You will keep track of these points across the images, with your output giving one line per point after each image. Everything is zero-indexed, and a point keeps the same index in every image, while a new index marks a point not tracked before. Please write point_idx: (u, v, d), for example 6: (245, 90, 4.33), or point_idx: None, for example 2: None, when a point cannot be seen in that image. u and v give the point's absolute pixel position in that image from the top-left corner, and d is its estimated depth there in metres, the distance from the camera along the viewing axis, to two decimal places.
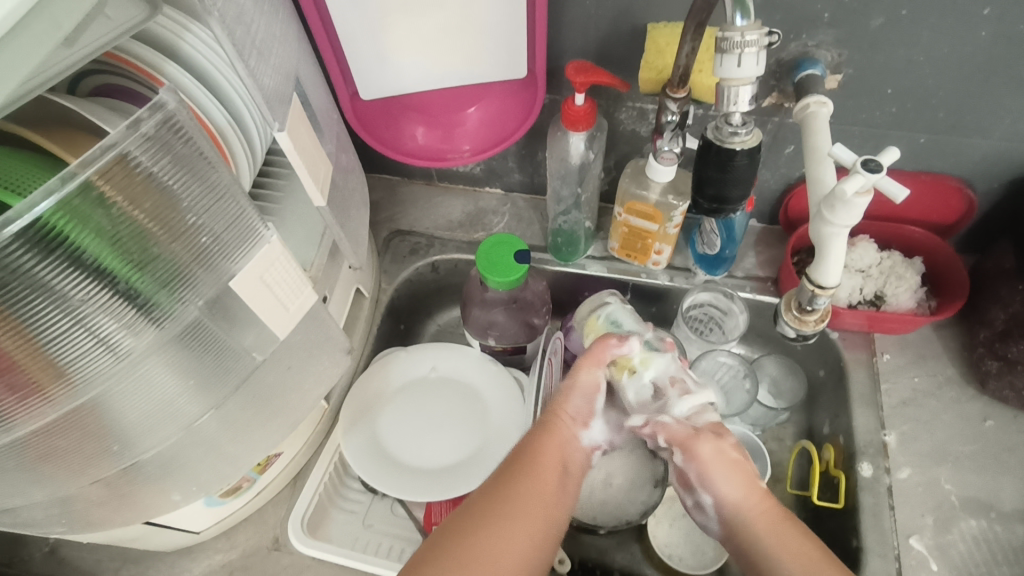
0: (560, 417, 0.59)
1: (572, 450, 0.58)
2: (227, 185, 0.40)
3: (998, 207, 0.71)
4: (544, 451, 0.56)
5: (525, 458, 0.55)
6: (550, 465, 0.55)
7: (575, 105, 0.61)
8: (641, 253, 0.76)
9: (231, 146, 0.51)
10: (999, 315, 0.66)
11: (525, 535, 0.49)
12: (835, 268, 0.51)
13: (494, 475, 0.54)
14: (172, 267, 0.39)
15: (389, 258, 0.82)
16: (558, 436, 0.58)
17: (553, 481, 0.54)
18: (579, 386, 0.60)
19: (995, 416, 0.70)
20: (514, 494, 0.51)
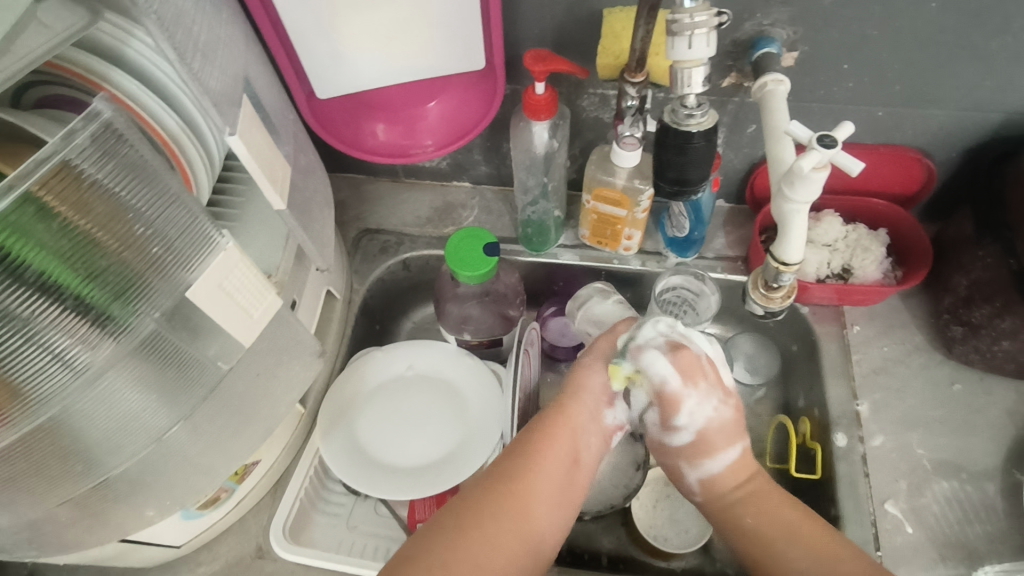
0: (580, 400, 0.61)
1: (586, 440, 0.59)
2: (178, 194, 0.39)
3: (955, 175, 0.72)
4: (556, 441, 0.57)
5: (540, 445, 0.57)
6: (564, 456, 0.57)
7: (535, 93, 0.60)
8: (612, 239, 0.76)
9: (188, 153, 0.51)
10: (962, 281, 0.68)
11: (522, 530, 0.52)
12: (798, 244, 0.51)
13: (502, 462, 0.55)
14: (125, 276, 0.38)
15: (359, 257, 0.81)
16: (580, 422, 0.60)
17: (560, 474, 0.56)
18: (603, 362, 0.62)
19: (963, 380, 0.71)
20: (522, 490, 0.53)
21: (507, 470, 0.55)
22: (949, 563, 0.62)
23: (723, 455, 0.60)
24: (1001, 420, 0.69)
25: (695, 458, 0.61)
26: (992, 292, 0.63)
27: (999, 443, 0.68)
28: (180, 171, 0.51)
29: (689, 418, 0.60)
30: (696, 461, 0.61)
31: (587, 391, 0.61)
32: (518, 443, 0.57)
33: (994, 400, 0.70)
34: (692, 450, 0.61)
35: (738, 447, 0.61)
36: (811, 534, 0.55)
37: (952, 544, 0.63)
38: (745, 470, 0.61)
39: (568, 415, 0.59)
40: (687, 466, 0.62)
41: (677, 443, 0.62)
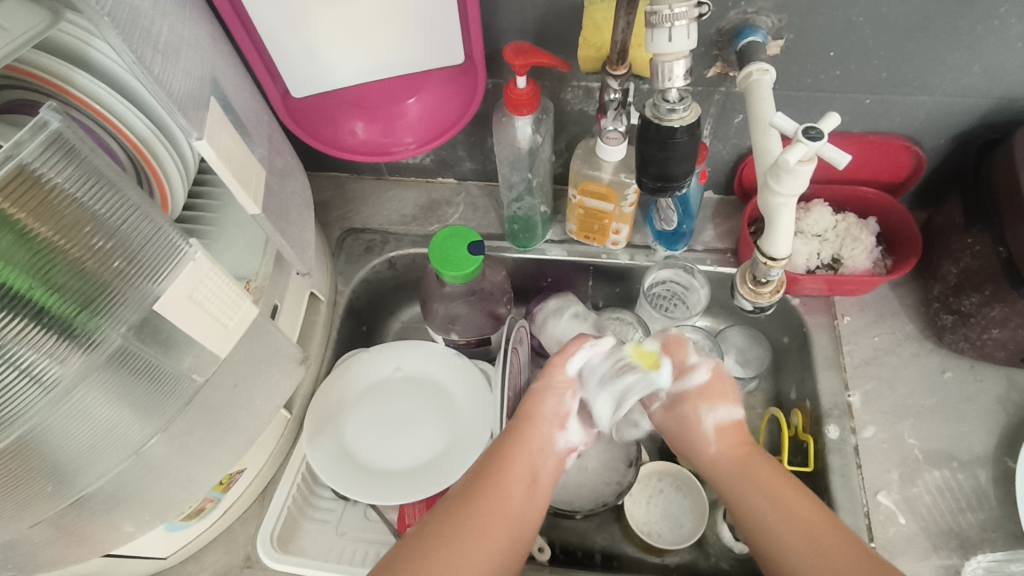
0: (534, 421, 0.59)
1: (544, 459, 0.58)
2: (139, 202, 0.38)
3: (942, 161, 0.71)
4: (515, 460, 0.56)
5: (499, 466, 0.55)
6: (523, 476, 0.55)
7: (516, 88, 0.59)
8: (600, 234, 0.75)
9: (160, 158, 0.49)
10: (951, 270, 0.67)
11: (491, 545, 0.50)
12: (785, 238, 0.50)
13: (459, 488, 0.54)
14: (94, 285, 0.37)
15: (344, 258, 0.80)
16: (536, 441, 0.58)
17: (520, 493, 0.54)
18: (554, 386, 0.62)
19: (953, 367, 0.71)
20: (481, 511, 0.52)
21: (466, 495, 0.53)
22: (942, 553, 0.62)
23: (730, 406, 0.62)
24: (993, 407, 0.68)
25: (702, 401, 0.62)
26: (982, 280, 0.62)
27: (991, 430, 0.67)
28: (153, 175, 0.49)
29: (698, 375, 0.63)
30: (708, 402, 0.62)
31: (541, 413, 0.60)
32: (476, 470, 0.56)
33: (985, 387, 0.70)
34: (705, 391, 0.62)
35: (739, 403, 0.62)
36: (783, 490, 0.54)
37: (945, 534, 0.63)
38: (738, 434, 0.60)
39: (523, 437, 0.57)
40: (706, 406, 0.62)
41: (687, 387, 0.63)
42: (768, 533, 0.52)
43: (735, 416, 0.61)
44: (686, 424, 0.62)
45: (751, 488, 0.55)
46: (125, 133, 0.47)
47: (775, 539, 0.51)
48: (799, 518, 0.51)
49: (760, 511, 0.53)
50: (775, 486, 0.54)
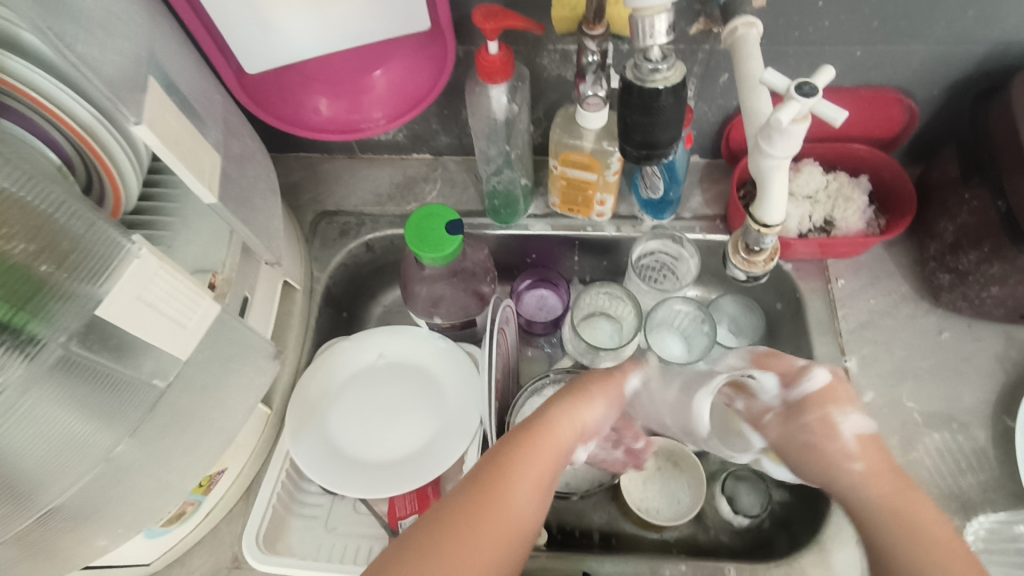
0: (563, 418, 0.52)
1: (562, 456, 0.51)
2: (65, 198, 0.36)
3: (937, 115, 0.69)
4: (535, 451, 0.49)
5: (524, 444, 0.49)
6: (542, 473, 0.48)
7: (489, 54, 0.55)
8: (584, 206, 0.72)
9: (107, 147, 0.45)
10: (948, 227, 0.65)
11: (497, 537, 0.43)
12: (779, 203, 0.47)
13: (468, 479, 0.46)
14: (30, 285, 0.34)
15: (318, 243, 0.76)
16: (557, 438, 0.51)
17: (538, 488, 0.47)
18: (600, 394, 0.56)
19: (951, 327, 0.70)
20: (493, 505, 0.44)
21: (477, 486, 0.45)
22: (944, 516, 0.61)
23: (861, 413, 0.52)
24: (991, 366, 0.67)
25: (829, 409, 0.52)
26: (980, 237, 0.60)
27: (990, 389, 0.66)
28: (102, 166, 0.45)
29: (819, 373, 0.54)
30: (838, 406, 0.52)
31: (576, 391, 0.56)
32: (488, 460, 0.48)
33: (983, 346, 0.68)
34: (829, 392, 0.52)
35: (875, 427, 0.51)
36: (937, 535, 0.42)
37: (946, 496, 0.62)
38: (881, 460, 0.48)
39: (556, 417, 0.52)
40: (833, 411, 0.52)
41: (806, 392, 0.53)
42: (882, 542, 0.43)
43: (872, 427, 0.51)
44: (819, 442, 0.51)
45: (887, 519, 0.44)
46: (66, 122, 0.42)
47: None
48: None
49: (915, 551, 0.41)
50: (929, 527, 0.43)
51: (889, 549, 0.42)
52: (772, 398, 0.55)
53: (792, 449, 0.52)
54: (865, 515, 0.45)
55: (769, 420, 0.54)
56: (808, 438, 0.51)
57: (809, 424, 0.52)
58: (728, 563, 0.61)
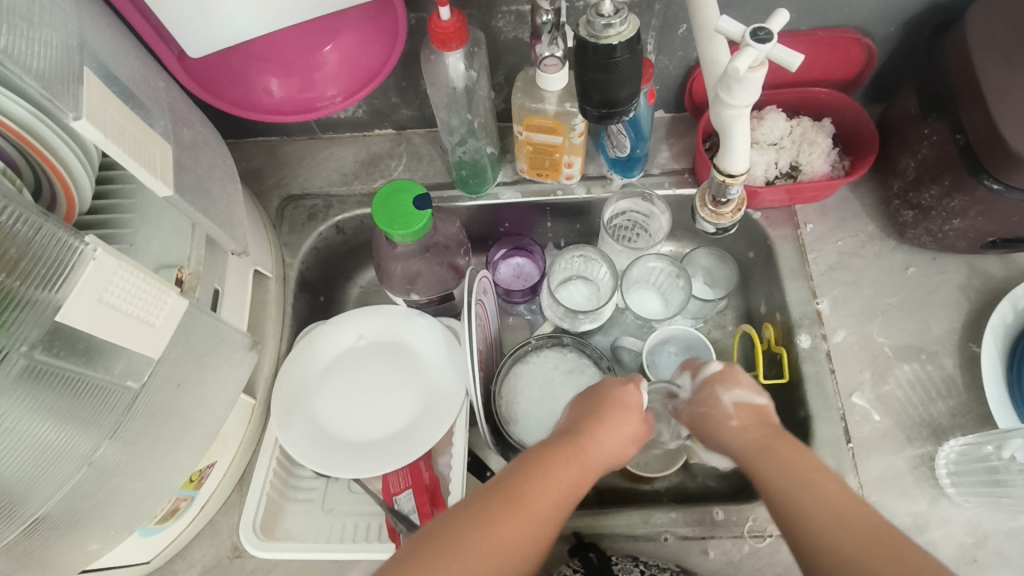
0: (593, 431, 0.58)
1: (589, 462, 0.56)
2: (5, 202, 0.34)
3: (894, 52, 0.69)
4: (560, 458, 0.55)
5: (555, 459, 0.55)
6: (566, 479, 0.54)
7: (441, 20, 0.53)
8: (552, 170, 0.72)
9: (58, 151, 0.43)
10: (910, 164, 0.65)
11: (520, 533, 0.49)
12: (742, 151, 0.47)
13: (496, 479, 0.53)
14: None
15: (287, 228, 0.75)
16: (586, 448, 0.57)
17: (560, 490, 0.53)
18: (628, 407, 0.61)
19: (917, 262, 0.71)
20: (517, 501, 0.50)
21: (503, 484, 0.52)
22: (915, 443, 0.64)
23: (748, 390, 0.59)
24: (956, 296, 0.69)
25: (726, 385, 0.60)
26: (940, 171, 0.61)
27: (955, 319, 0.68)
28: (55, 172, 0.43)
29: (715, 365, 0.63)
30: (729, 382, 0.60)
31: (618, 402, 0.61)
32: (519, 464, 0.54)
33: (948, 278, 0.70)
34: (720, 371, 0.61)
35: (766, 399, 0.59)
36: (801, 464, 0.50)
37: (917, 425, 0.64)
38: (759, 421, 0.57)
39: (593, 433, 0.58)
40: (720, 388, 0.60)
41: (703, 377, 0.62)
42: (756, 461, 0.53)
43: (757, 401, 0.59)
44: (707, 411, 0.59)
45: (757, 451, 0.53)
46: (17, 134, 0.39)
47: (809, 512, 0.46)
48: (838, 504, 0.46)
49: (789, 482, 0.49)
50: (793, 454, 0.52)
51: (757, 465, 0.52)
52: (685, 387, 0.64)
53: (696, 423, 0.60)
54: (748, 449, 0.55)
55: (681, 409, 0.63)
56: (701, 409, 0.60)
57: (702, 399, 0.60)
58: (715, 504, 0.63)
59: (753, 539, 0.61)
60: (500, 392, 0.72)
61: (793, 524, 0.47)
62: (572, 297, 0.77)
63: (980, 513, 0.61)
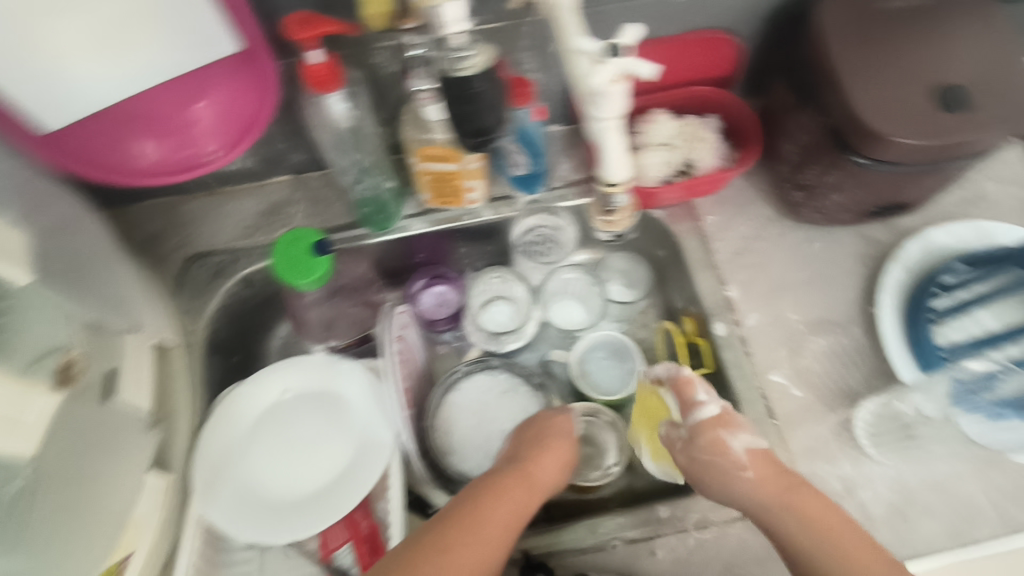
0: (536, 455, 0.58)
1: (536, 485, 0.56)
2: None
3: (760, 46, 0.73)
4: (508, 486, 0.54)
5: (502, 489, 0.54)
6: (513, 505, 0.53)
7: (313, 63, 0.52)
8: (455, 196, 0.71)
9: None
10: (792, 149, 0.68)
11: (473, 563, 0.48)
12: (616, 161, 0.50)
13: (445, 513, 0.52)
14: None
15: (188, 292, 0.72)
16: (531, 472, 0.56)
17: (509, 516, 0.52)
18: (562, 432, 0.61)
19: (814, 238, 0.75)
20: (466, 532, 0.50)
21: (451, 516, 0.51)
22: (837, 411, 0.66)
23: (749, 433, 0.59)
24: (851, 265, 0.73)
25: (720, 432, 0.58)
26: (818, 154, 0.64)
27: (854, 287, 0.72)
28: None
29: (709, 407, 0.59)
30: (727, 429, 0.58)
31: (556, 428, 0.61)
32: (466, 496, 0.54)
33: (841, 249, 0.74)
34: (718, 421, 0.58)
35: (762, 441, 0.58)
36: (836, 526, 0.52)
37: (835, 392, 0.67)
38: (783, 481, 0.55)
39: (537, 459, 0.58)
40: (724, 433, 0.58)
41: (699, 419, 0.59)
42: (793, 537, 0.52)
43: (761, 445, 0.58)
44: (712, 459, 0.57)
45: (783, 513, 0.53)
46: None
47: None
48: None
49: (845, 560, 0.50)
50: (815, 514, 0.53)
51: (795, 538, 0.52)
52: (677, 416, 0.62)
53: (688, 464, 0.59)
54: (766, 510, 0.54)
55: (678, 446, 0.60)
56: (705, 457, 0.58)
57: (706, 449, 0.58)
58: (658, 504, 0.64)
59: (698, 531, 0.62)
60: (433, 426, 0.71)
61: None
62: (495, 318, 0.77)
63: (902, 468, 0.64)
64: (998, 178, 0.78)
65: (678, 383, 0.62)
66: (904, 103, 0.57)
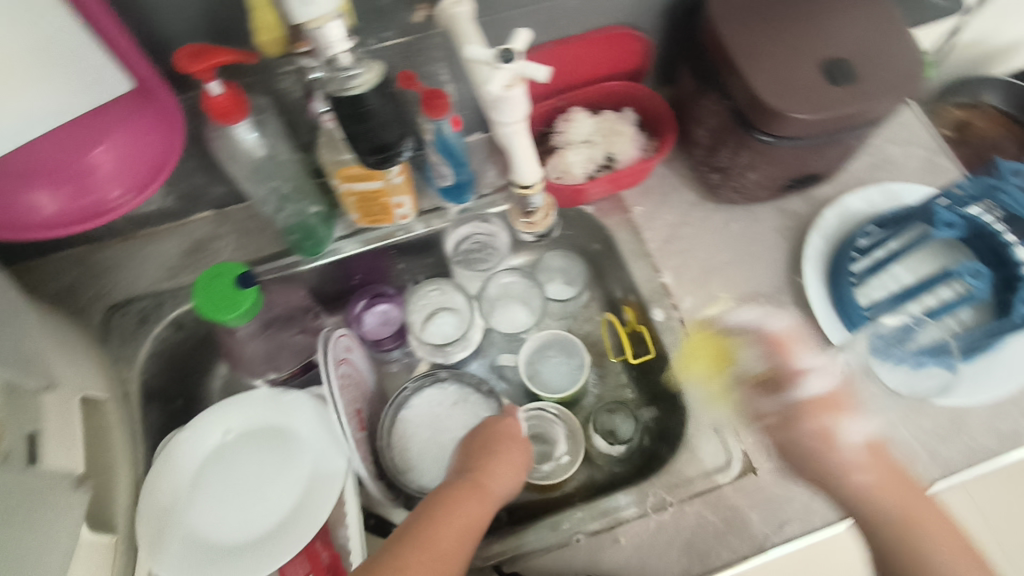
0: (485, 464, 0.58)
1: (487, 494, 0.56)
2: None
3: (664, 38, 0.75)
4: (459, 499, 0.54)
5: (455, 502, 0.54)
6: (465, 518, 0.53)
7: (214, 95, 0.51)
8: (385, 214, 0.71)
9: None
10: (704, 133, 0.71)
11: None
12: (529, 163, 0.52)
13: (397, 534, 0.51)
14: None
15: (116, 341, 0.69)
16: (481, 481, 0.56)
17: (461, 530, 0.52)
18: (510, 437, 0.61)
19: (733, 218, 0.77)
20: (419, 551, 0.49)
21: (404, 536, 0.51)
22: None
23: (852, 419, 0.62)
24: (774, 239, 0.76)
25: (822, 419, 0.61)
26: (727, 136, 0.67)
27: (779, 259, 0.75)
28: None
29: (818, 379, 0.63)
30: (833, 415, 0.61)
31: (502, 434, 0.61)
32: (418, 514, 0.53)
33: (763, 225, 0.77)
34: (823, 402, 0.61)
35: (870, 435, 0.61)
36: (923, 515, 0.57)
37: None
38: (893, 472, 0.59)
39: (487, 466, 0.57)
40: (827, 419, 0.61)
41: (802, 397, 0.62)
42: (877, 510, 0.57)
43: (866, 434, 0.61)
44: (819, 448, 0.60)
45: (906, 516, 0.57)
46: None
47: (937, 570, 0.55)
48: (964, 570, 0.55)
49: (931, 551, 0.55)
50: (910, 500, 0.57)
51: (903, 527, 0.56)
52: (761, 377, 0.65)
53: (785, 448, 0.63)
54: (862, 499, 0.58)
55: (771, 421, 0.64)
56: (812, 446, 0.60)
57: (811, 432, 0.61)
58: (618, 493, 0.65)
59: (657, 514, 0.63)
60: (388, 445, 0.70)
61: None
62: (438, 332, 0.76)
63: None
64: (899, 142, 0.82)
65: (774, 342, 0.65)
66: (796, 79, 0.60)
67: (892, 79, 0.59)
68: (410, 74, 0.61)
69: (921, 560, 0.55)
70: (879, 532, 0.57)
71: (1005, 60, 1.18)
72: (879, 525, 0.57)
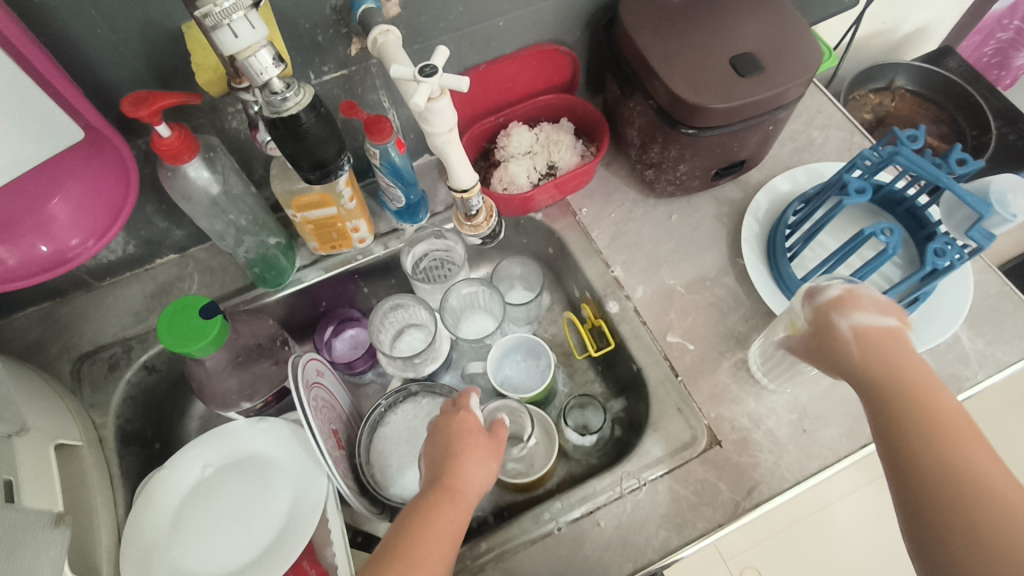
0: (452, 467, 0.59)
1: (459, 493, 0.57)
2: None
3: (589, 50, 0.81)
4: (432, 506, 0.56)
5: (428, 511, 0.55)
6: (440, 521, 0.55)
7: (162, 137, 0.54)
8: (342, 239, 0.74)
9: None
10: (634, 133, 0.76)
11: None
12: (464, 169, 0.57)
13: (380, 554, 0.53)
14: None
15: (88, 390, 0.70)
16: (451, 484, 0.58)
17: (439, 536, 0.54)
18: (474, 432, 0.62)
19: (674, 210, 0.82)
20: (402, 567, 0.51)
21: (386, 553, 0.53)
22: (728, 354, 0.73)
23: (873, 313, 0.53)
24: (714, 225, 0.81)
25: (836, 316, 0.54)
26: (654, 133, 0.72)
27: (721, 243, 0.79)
28: None
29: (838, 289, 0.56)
30: (848, 312, 0.54)
31: (461, 432, 0.62)
32: (397, 529, 0.55)
33: (703, 213, 0.82)
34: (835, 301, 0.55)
35: (902, 321, 0.53)
36: (942, 413, 0.47)
37: (724, 339, 0.74)
38: (898, 347, 0.51)
39: (454, 470, 0.59)
40: (837, 315, 0.54)
41: (822, 301, 0.56)
42: (916, 448, 0.46)
43: (886, 323, 0.52)
44: (826, 342, 0.55)
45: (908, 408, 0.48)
46: None
47: (942, 483, 0.45)
48: (962, 469, 0.45)
49: (918, 443, 0.46)
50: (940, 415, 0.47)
51: (907, 430, 0.47)
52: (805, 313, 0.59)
53: (820, 356, 0.56)
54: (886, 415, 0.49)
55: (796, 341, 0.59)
56: (817, 335, 0.56)
57: (826, 333, 0.55)
58: (593, 479, 0.67)
59: (632, 494, 0.66)
60: (367, 463, 0.72)
61: (914, 484, 0.46)
62: (407, 348, 0.79)
63: (796, 392, 0.70)
64: (821, 125, 0.88)
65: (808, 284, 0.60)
66: (706, 73, 0.65)
67: (792, 65, 0.65)
68: (351, 102, 0.63)
69: (922, 469, 0.46)
70: (900, 425, 0.48)
71: (913, 44, 1.27)
72: (883, 403, 0.49)
